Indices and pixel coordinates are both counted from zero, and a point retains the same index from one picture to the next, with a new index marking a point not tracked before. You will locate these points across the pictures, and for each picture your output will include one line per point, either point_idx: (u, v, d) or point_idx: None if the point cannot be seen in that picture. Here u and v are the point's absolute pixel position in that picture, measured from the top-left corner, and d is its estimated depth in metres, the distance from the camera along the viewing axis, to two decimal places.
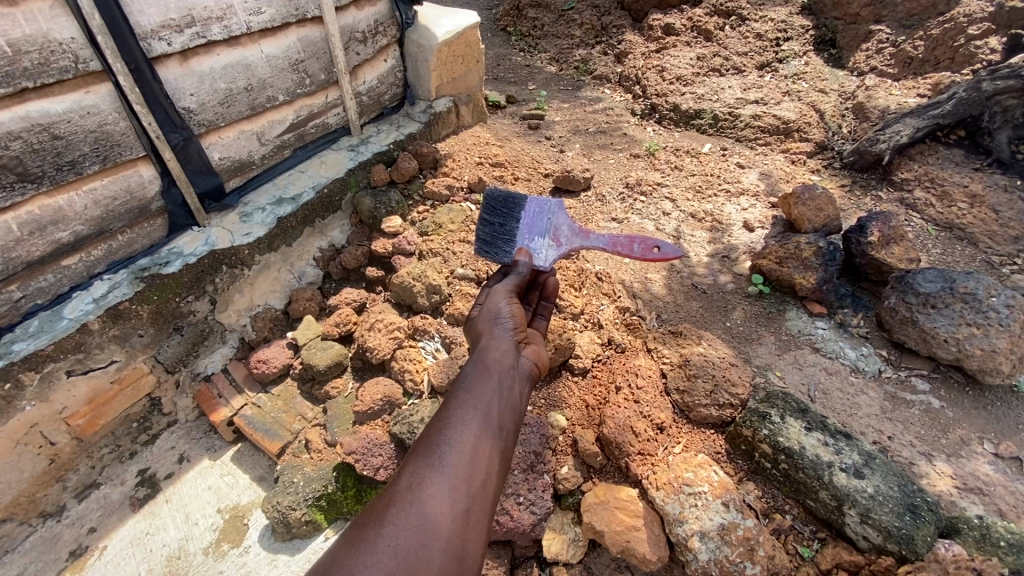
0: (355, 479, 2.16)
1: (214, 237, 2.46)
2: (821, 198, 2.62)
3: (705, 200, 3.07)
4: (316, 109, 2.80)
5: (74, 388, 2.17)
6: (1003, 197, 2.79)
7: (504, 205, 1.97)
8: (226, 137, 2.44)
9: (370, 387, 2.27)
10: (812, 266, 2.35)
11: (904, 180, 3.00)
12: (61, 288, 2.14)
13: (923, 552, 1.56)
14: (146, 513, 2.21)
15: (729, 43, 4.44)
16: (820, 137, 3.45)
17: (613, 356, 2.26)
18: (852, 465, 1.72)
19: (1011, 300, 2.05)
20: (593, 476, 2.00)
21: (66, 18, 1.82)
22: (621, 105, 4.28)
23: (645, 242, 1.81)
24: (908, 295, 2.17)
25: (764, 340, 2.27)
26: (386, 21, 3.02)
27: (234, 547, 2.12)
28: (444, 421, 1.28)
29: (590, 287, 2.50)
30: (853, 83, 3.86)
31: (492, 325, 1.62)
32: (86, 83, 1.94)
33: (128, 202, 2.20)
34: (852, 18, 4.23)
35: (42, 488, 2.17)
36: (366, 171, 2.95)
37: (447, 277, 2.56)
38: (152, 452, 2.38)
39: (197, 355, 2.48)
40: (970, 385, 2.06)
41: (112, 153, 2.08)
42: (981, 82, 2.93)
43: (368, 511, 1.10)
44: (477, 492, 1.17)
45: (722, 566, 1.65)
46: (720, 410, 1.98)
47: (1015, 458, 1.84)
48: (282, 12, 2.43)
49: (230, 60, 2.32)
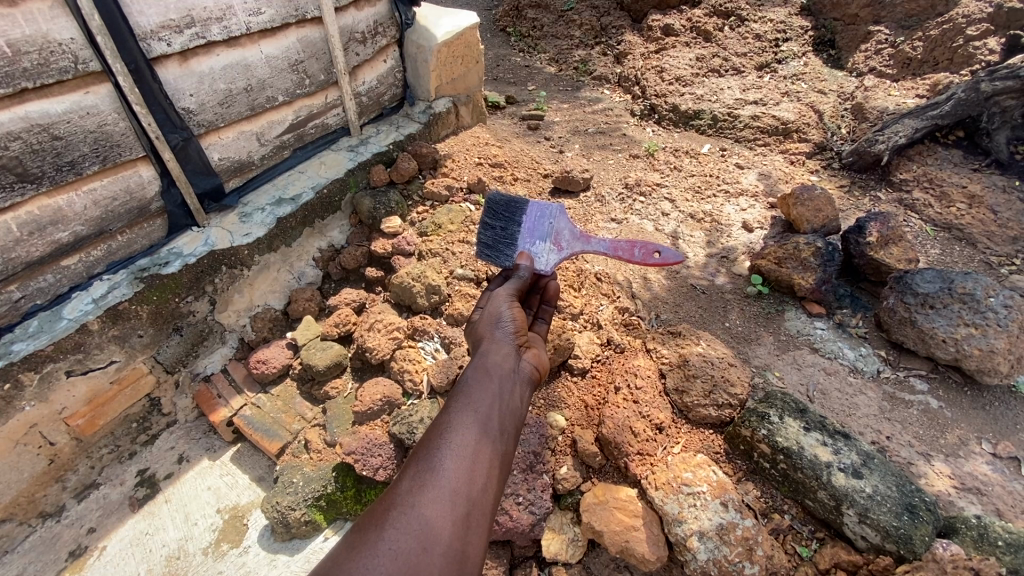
0: (354, 479, 2.16)
1: (213, 237, 2.46)
2: (820, 199, 2.63)
3: (704, 200, 3.07)
4: (315, 109, 2.81)
5: (73, 388, 2.17)
6: (1001, 197, 2.80)
7: (505, 209, 1.98)
8: (225, 137, 2.44)
9: (369, 387, 2.27)
10: (811, 266, 2.36)
11: (902, 180, 3.02)
12: (61, 289, 2.14)
13: (921, 551, 1.57)
14: (145, 513, 2.21)
15: (728, 44, 4.45)
16: (819, 137, 3.46)
17: (612, 356, 2.26)
18: (850, 465, 1.73)
19: (1009, 301, 2.05)
20: (592, 476, 2.00)
21: (66, 18, 1.82)
22: (621, 105, 4.28)
23: (646, 247, 1.80)
24: (907, 295, 2.17)
25: (763, 341, 2.28)
26: (385, 21, 3.02)
27: (233, 547, 2.12)
28: (444, 425, 1.29)
29: (589, 287, 2.50)
30: (852, 84, 3.87)
31: (492, 329, 1.62)
32: (86, 83, 1.94)
33: (128, 202, 2.21)
34: (851, 19, 4.24)
35: (41, 488, 2.18)
36: (366, 172, 2.95)
37: (446, 278, 2.57)
38: (151, 452, 2.38)
39: (196, 355, 2.48)
40: (968, 385, 2.07)
41: (112, 153, 2.08)
42: (980, 82, 2.95)
43: (369, 513, 1.10)
44: (477, 496, 1.18)
45: (721, 566, 1.65)
46: (719, 410, 1.98)
47: (1012, 458, 1.85)
48: (282, 12, 2.43)
49: (229, 61, 2.32)
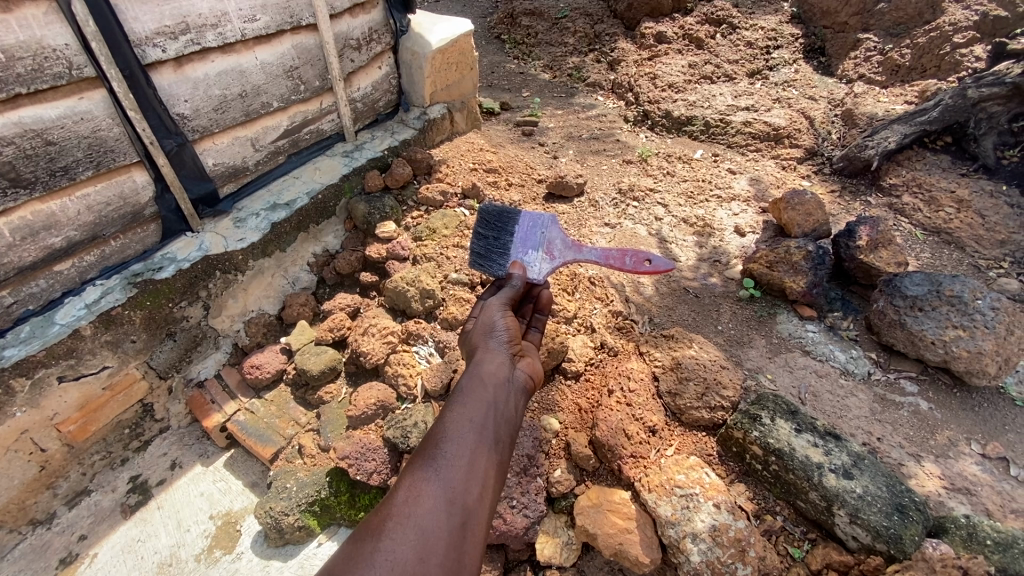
0: (348, 484, 2.14)
1: (207, 242, 2.46)
2: (811, 203, 2.65)
3: (696, 205, 3.10)
4: (310, 115, 2.83)
5: (65, 394, 2.16)
6: (989, 202, 2.83)
7: (498, 218, 1.99)
8: (220, 143, 2.45)
9: (363, 392, 2.27)
10: (802, 270, 2.38)
11: (892, 185, 3.06)
12: (54, 294, 2.14)
13: (910, 551, 1.58)
14: (138, 519, 2.20)
15: (720, 51, 4.50)
16: (810, 143, 3.50)
17: (606, 359, 2.27)
18: (841, 466, 1.74)
19: (996, 303, 2.08)
20: (586, 479, 2.01)
21: (60, 24, 1.83)
22: (614, 111, 4.31)
23: (637, 255, 1.82)
24: (896, 298, 2.19)
25: (755, 344, 2.29)
26: (380, 28, 3.06)
27: (225, 554, 2.11)
28: (439, 434, 1.29)
29: (582, 291, 2.51)
30: (842, 90, 3.91)
31: (486, 339, 1.64)
32: (81, 88, 1.95)
33: (122, 207, 2.21)
34: (840, 27, 4.32)
35: (32, 495, 2.16)
36: (360, 177, 2.97)
37: (441, 282, 2.58)
38: (144, 458, 2.37)
39: (189, 360, 2.47)
40: (957, 387, 2.09)
41: (106, 158, 2.08)
42: (966, 89, 3.00)
43: (365, 525, 1.10)
44: (472, 505, 1.18)
45: (714, 567, 1.66)
46: (712, 412, 1.99)
47: (1001, 458, 1.86)
48: (276, 19, 2.44)
49: (224, 67, 2.33)
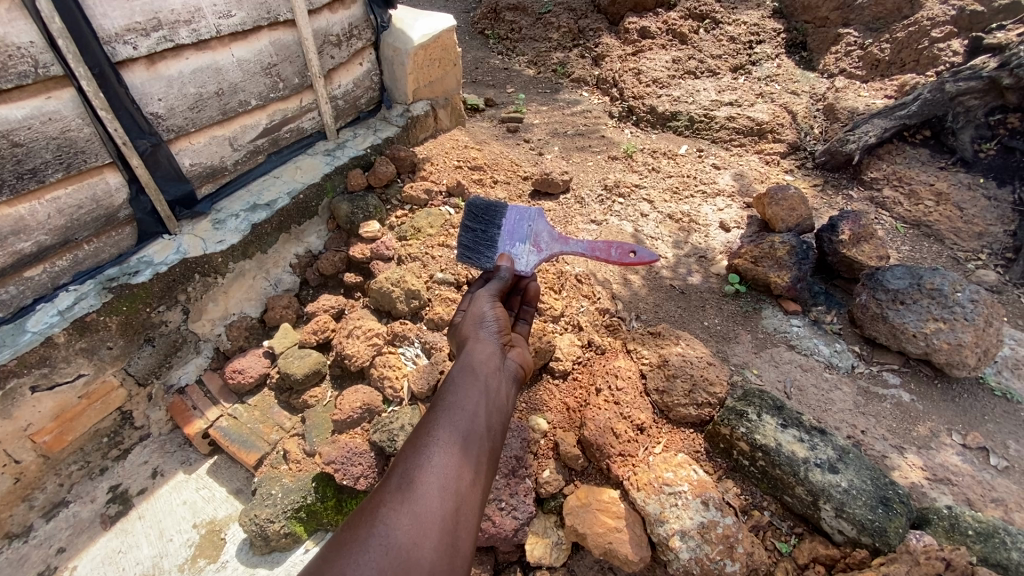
0: (334, 489, 2.11)
1: (185, 245, 2.40)
2: (794, 198, 2.67)
3: (681, 201, 3.10)
4: (290, 113, 2.77)
5: (39, 404, 2.09)
6: (967, 194, 2.87)
7: (485, 213, 1.97)
8: (197, 143, 2.39)
9: (348, 395, 2.24)
10: (786, 265, 2.39)
11: (873, 179, 3.09)
12: (24, 301, 2.07)
13: (895, 543, 1.60)
14: (118, 530, 2.15)
15: (704, 46, 4.52)
16: (793, 138, 3.51)
17: (593, 357, 2.27)
18: (826, 461, 1.76)
19: (975, 295, 2.10)
20: (575, 479, 2.00)
21: (24, 21, 1.76)
22: (599, 107, 4.29)
23: (622, 246, 1.80)
24: (878, 292, 2.21)
25: (740, 339, 2.30)
26: (360, 24, 3.01)
27: (210, 563, 2.07)
28: (431, 422, 1.27)
29: (568, 289, 2.50)
30: (823, 85, 3.94)
31: (476, 329, 1.61)
32: (48, 87, 1.88)
33: (95, 210, 2.15)
34: (821, 22, 4.34)
35: (6, 508, 2.09)
36: (342, 176, 2.92)
37: (426, 282, 2.55)
38: (123, 467, 2.31)
39: (169, 366, 2.41)
40: (937, 378, 2.12)
41: (76, 160, 2.02)
42: (944, 83, 3.02)
43: (358, 512, 1.08)
44: (465, 492, 1.17)
45: (702, 565, 1.66)
46: (699, 409, 2.00)
47: (981, 448, 1.89)
48: (253, 15, 2.39)
49: (199, 64, 2.27)
